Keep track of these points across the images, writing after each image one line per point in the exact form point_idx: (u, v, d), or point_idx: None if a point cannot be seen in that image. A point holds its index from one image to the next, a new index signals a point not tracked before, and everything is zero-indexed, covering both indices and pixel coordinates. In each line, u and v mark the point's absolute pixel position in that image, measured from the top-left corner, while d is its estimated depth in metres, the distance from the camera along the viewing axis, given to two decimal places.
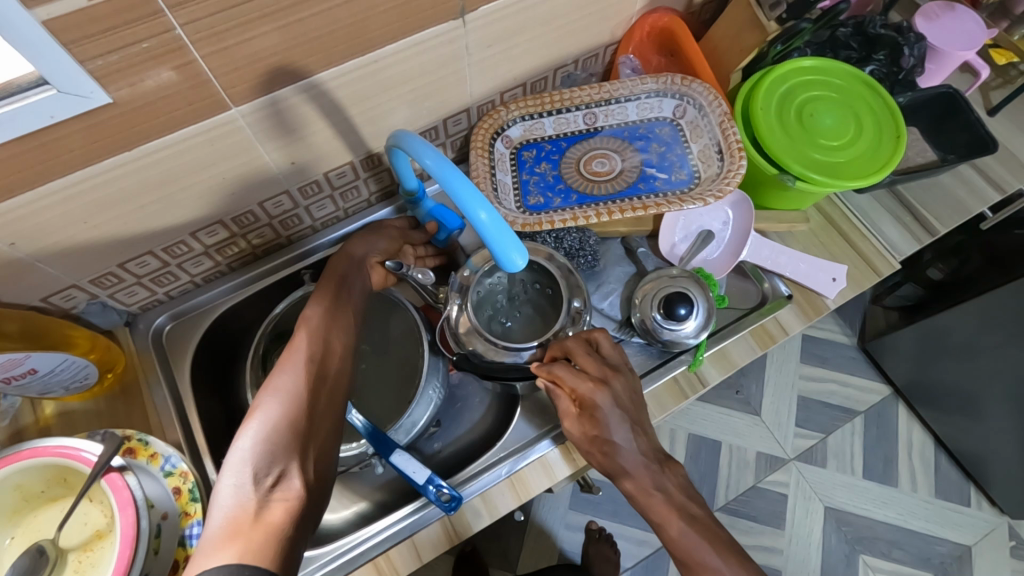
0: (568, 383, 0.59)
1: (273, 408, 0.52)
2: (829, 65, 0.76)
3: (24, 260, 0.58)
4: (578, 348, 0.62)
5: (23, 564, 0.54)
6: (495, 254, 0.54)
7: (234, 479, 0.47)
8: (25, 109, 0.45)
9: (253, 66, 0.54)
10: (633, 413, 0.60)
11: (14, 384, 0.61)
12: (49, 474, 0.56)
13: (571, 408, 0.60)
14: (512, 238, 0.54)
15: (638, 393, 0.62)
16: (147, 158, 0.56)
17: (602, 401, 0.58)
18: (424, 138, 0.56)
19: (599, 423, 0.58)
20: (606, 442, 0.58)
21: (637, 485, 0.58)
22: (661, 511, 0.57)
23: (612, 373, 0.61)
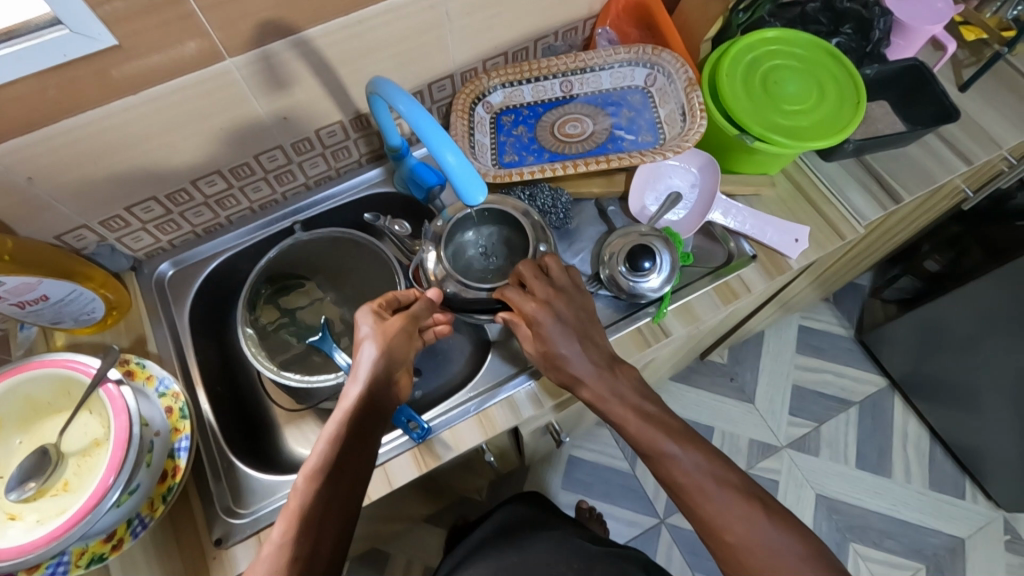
0: (517, 304, 0.65)
1: (285, 521, 0.51)
2: (790, 34, 0.80)
3: (41, 196, 0.65)
4: (528, 273, 0.67)
5: (30, 462, 0.60)
6: (459, 193, 0.60)
7: None
8: (41, 46, 0.51)
9: (245, 20, 0.60)
10: (580, 330, 0.65)
11: (27, 310, 0.67)
12: (55, 386, 0.63)
13: (527, 332, 0.65)
14: (476, 178, 0.59)
15: (585, 308, 0.67)
16: (150, 104, 0.63)
17: (547, 319, 0.63)
18: (393, 82, 0.61)
19: (547, 339, 0.63)
20: (556, 356, 0.63)
21: (593, 394, 0.63)
22: (619, 414, 0.62)
23: (557, 294, 0.66)
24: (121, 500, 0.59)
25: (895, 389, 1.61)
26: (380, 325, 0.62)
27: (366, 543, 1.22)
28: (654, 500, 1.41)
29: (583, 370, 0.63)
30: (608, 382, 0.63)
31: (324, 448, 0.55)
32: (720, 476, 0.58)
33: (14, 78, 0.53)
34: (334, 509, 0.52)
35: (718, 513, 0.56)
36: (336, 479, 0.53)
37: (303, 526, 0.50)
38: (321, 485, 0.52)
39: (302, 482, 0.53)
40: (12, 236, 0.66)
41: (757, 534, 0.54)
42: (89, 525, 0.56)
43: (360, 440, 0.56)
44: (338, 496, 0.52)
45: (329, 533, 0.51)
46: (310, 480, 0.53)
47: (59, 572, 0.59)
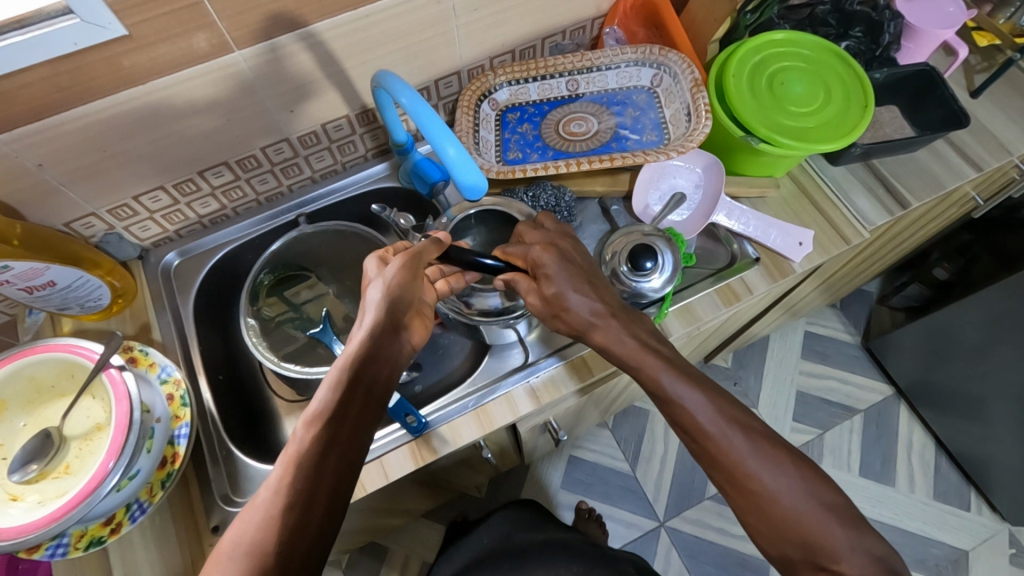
0: (518, 255, 0.65)
1: (286, 460, 0.50)
2: (799, 37, 0.80)
3: (51, 183, 0.66)
4: (526, 228, 0.68)
5: (33, 444, 0.61)
6: (460, 187, 0.61)
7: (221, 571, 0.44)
8: (52, 34, 0.52)
9: (252, 12, 0.60)
10: (582, 272, 0.65)
11: (35, 295, 0.68)
12: (60, 369, 0.64)
13: (530, 283, 0.64)
14: (477, 172, 0.61)
15: (587, 256, 0.68)
16: (158, 94, 0.63)
17: (550, 260, 0.63)
18: (399, 77, 0.62)
19: (552, 281, 0.63)
20: (560, 301, 0.63)
21: (606, 334, 0.62)
22: (632, 352, 0.61)
23: (558, 240, 0.67)
24: (120, 485, 0.60)
25: (901, 397, 1.60)
26: (390, 269, 0.61)
27: (365, 536, 1.23)
28: (654, 502, 1.41)
29: (587, 315, 0.63)
30: (620, 321, 0.63)
31: (325, 395, 0.54)
32: (740, 419, 0.58)
33: (26, 66, 0.53)
34: (334, 455, 0.50)
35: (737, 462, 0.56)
36: (337, 425, 0.52)
37: (299, 472, 0.49)
38: (321, 431, 0.51)
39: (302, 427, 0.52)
40: (21, 222, 0.67)
41: (775, 484, 0.55)
42: (88, 508, 0.56)
43: (363, 388, 0.55)
44: (337, 441, 0.51)
45: (327, 480, 0.49)
46: (309, 426, 0.52)
47: (59, 553, 0.60)
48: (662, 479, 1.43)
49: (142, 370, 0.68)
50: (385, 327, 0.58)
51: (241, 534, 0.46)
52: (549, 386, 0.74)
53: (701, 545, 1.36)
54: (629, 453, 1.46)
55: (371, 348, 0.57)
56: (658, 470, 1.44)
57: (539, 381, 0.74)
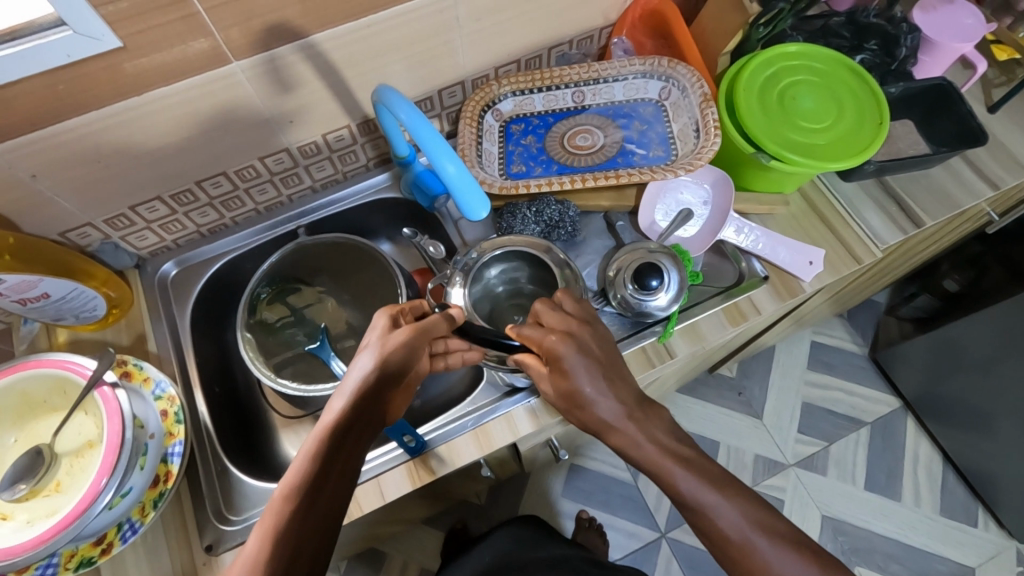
0: (533, 340, 0.60)
1: (260, 535, 0.48)
2: (813, 50, 0.78)
3: (45, 194, 0.65)
4: (544, 307, 0.62)
5: (24, 462, 0.60)
6: (460, 208, 0.60)
7: None
8: (44, 45, 0.51)
9: (250, 22, 0.59)
10: (603, 364, 0.60)
11: (29, 307, 0.67)
12: (52, 384, 0.63)
13: (545, 369, 0.61)
14: (476, 193, 0.59)
15: (605, 338, 0.62)
16: (154, 104, 0.62)
17: (568, 352, 0.58)
18: (398, 93, 0.60)
19: (568, 374, 0.59)
20: (578, 396, 0.59)
21: (624, 439, 0.58)
22: (633, 442, 0.58)
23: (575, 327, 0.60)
24: (112, 503, 0.59)
25: (908, 410, 1.57)
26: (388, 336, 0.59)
27: (364, 543, 1.22)
28: (655, 512, 1.39)
29: (604, 412, 0.59)
30: (637, 422, 0.59)
31: (305, 465, 0.52)
32: (765, 523, 0.53)
33: (18, 77, 0.52)
34: (309, 533, 0.49)
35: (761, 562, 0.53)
36: (316, 499, 0.51)
37: (274, 550, 0.47)
38: (299, 504, 0.50)
39: (279, 498, 0.50)
40: (15, 233, 0.66)
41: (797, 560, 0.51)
42: (78, 529, 0.55)
43: (344, 458, 0.53)
44: (314, 517, 0.50)
45: (301, 557, 0.48)
46: (286, 499, 0.50)
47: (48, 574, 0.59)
48: (664, 489, 1.41)
49: (135, 386, 0.67)
50: (373, 396, 0.56)
51: None
52: (550, 406, 0.72)
53: (702, 557, 1.35)
54: (631, 462, 1.44)
55: (355, 416, 0.55)
56: None
57: (540, 401, 0.73)
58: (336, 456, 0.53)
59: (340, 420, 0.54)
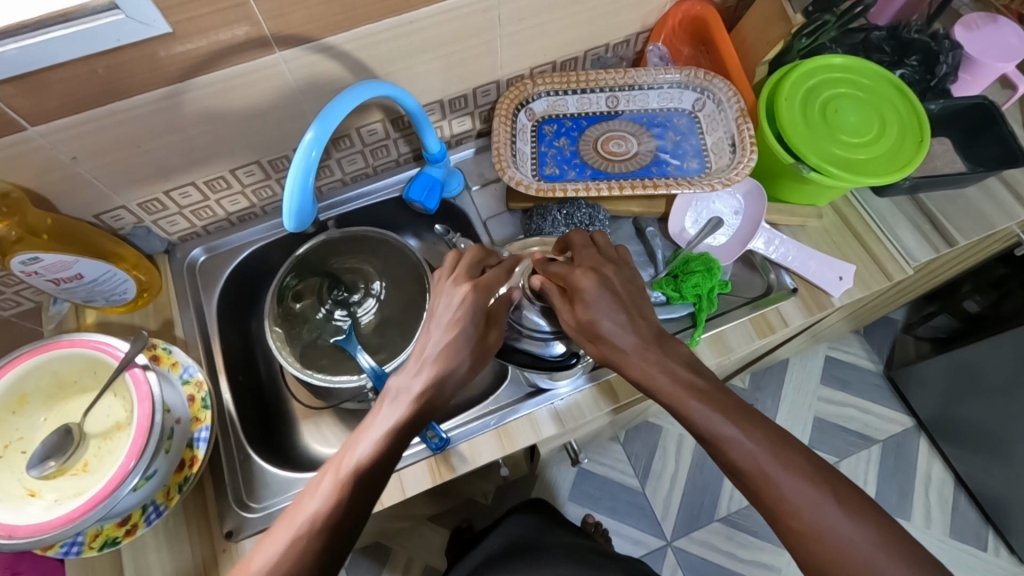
0: (558, 275, 0.60)
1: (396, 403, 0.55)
2: (858, 64, 0.78)
3: (84, 176, 0.66)
4: (578, 242, 0.63)
5: (53, 440, 0.60)
6: (296, 207, 0.60)
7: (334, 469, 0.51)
8: (97, 29, 0.52)
9: (296, 14, 0.59)
10: (626, 301, 0.59)
11: (62, 287, 0.68)
12: (83, 364, 0.64)
13: (563, 302, 0.60)
14: (300, 202, 0.60)
15: (634, 281, 0.61)
16: (194, 92, 0.62)
17: (589, 284, 0.58)
18: (399, 88, 0.67)
19: (589, 307, 0.57)
20: (597, 328, 0.57)
21: (631, 376, 0.57)
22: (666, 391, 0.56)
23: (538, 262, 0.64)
24: (139, 485, 0.59)
25: (921, 430, 1.54)
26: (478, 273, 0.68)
27: (372, 537, 1.21)
28: (662, 520, 1.38)
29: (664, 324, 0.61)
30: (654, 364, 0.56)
31: (321, 509, 0.47)
32: None
33: (66, 60, 0.53)
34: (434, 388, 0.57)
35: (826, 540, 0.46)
36: (329, 537, 0.46)
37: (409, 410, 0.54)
38: (312, 540, 0.46)
39: (294, 534, 0.47)
40: (52, 213, 0.67)
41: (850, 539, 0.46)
42: (107, 509, 0.56)
43: (369, 502, 0.49)
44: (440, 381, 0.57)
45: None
46: (302, 534, 0.46)
47: (73, 552, 0.60)
48: (671, 498, 1.40)
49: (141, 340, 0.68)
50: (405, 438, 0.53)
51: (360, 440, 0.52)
52: (572, 410, 0.73)
53: (707, 567, 1.34)
54: (640, 469, 1.43)
55: (382, 459, 0.50)
56: (668, 488, 1.41)
57: (566, 404, 0.73)
58: (359, 497, 0.48)
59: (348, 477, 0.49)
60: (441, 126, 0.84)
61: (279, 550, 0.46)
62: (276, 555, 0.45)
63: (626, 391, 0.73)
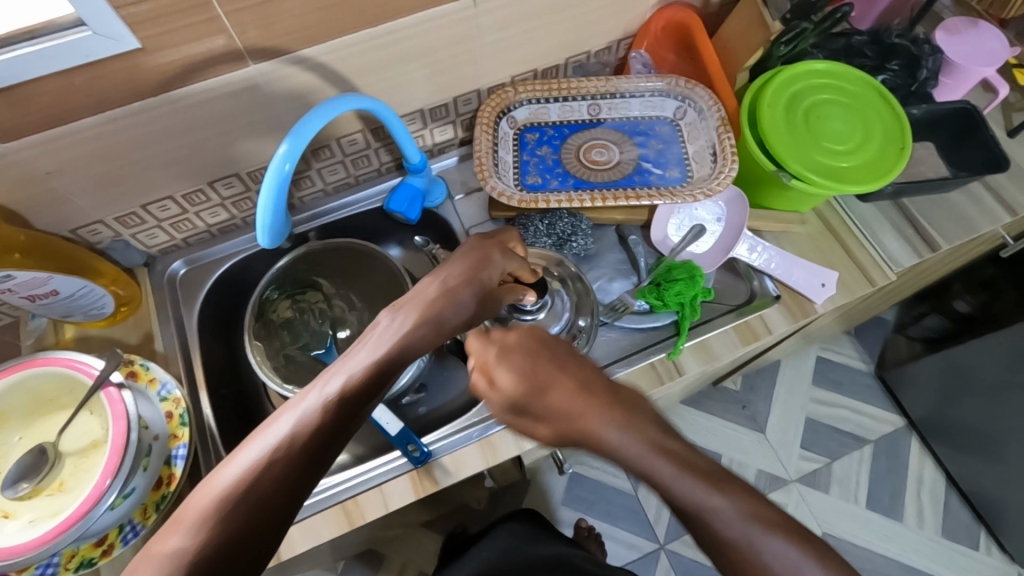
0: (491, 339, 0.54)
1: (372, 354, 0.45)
2: (841, 70, 0.78)
3: (57, 191, 0.65)
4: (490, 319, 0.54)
5: (27, 461, 0.60)
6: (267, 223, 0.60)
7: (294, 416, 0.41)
8: (64, 45, 0.51)
9: (270, 27, 0.58)
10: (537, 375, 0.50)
11: (38, 303, 0.68)
12: (57, 383, 0.63)
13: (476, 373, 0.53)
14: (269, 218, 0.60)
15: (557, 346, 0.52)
16: (168, 106, 0.62)
17: (514, 359, 0.51)
18: (359, 95, 0.63)
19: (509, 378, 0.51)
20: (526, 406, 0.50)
21: None
22: None
23: (491, 248, 0.57)
24: (115, 504, 0.59)
25: (913, 430, 1.54)
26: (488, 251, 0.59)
27: (364, 545, 1.21)
28: (654, 524, 1.38)
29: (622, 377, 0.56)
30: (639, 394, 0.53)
31: (301, 428, 0.40)
32: None
33: (35, 76, 0.52)
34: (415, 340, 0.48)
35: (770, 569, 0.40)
36: (307, 462, 0.40)
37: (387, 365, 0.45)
38: (287, 466, 0.39)
39: (267, 454, 0.39)
40: (26, 229, 0.66)
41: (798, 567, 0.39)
42: (81, 531, 0.55)
43: (351, 421, 0.42)
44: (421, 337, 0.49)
45: (279, 519, 0.39)
46: (280, 459, 0.39)
47: (48, 574, 0.59)
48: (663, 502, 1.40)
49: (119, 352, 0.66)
50: (397, 364, 0.46)
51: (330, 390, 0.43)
52: None
53: (700, 570, 1.34)
54: None
55: (371, 381, 0.44)
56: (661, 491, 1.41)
57: None
58: (344, 420, 0.42)
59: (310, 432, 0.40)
60: (423, 135, 0.83)
61: (249, 466, 0.39)
62: (247, 474, 0.39)
63: None
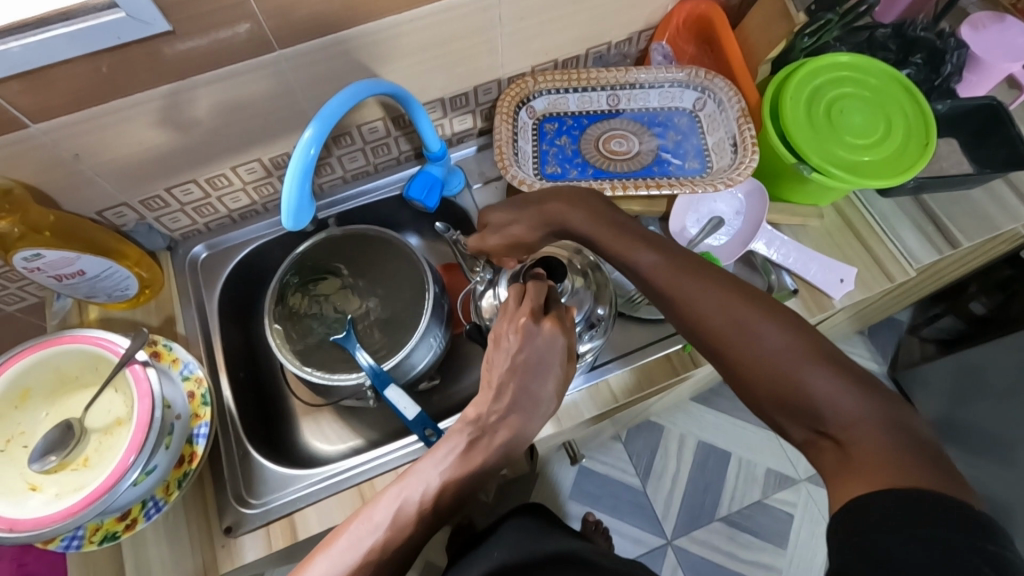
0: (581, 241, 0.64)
1: (447, 469, 0.55)
2: (866, 64, 0.77)
3: (85, 172, 0.66)
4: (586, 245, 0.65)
5: (54, 435, 0.61)
6: (289, 205, 0.60)
7: (379, 517, 0.53)
8: (97, 27, 0.52)
9: (297, 12, 0.59)
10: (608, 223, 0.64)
11: (65, 283, 0.69)
12: (84, 360, 0.65)
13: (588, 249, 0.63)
14: (293, 200, 0.59)
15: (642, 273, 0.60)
16: (195, 90, 0.63)
17: (576, 217, 0.65)
18: (391, 85, 0.64)
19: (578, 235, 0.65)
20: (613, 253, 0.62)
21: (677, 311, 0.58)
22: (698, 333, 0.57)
23: (580, 200, 0.66)
24: (139, 479, 0.60)
25: None
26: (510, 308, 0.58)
27: None
28: (663, 519, 1.38)
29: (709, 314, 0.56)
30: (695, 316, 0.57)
31: (389, 537, 0.51)
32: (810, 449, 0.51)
33: (69, 58, 0.53)
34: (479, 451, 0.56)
35: (812, 398, 0.49)
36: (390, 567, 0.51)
37: (459, 481, 0.55)
38: (376, 566, 0.50)
39: (360, 556, 0.50)
40: (54, 210, 0.68)
41: (834, 397, 0.49)
42: (107, 504, 0.57)
43: (425, 532, 0.53)
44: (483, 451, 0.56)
45: None
46: (372, 559, 0.50)
47: (73, 546, 0.61)
48: (672, 497, 1.40)
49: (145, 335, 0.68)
50: (465, 476, 0.55)
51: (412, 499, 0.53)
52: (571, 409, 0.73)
53: (707, 566, 1.34)
54: (642, 468, 1.43)
55: (442, 497, 0.54)
56: (669, 487, 1.41)
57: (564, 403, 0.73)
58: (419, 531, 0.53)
59: (392, 543, 0.51)
60: (442, 124, 0.84)
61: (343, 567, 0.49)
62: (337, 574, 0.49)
63: (624, 391, 0.74)
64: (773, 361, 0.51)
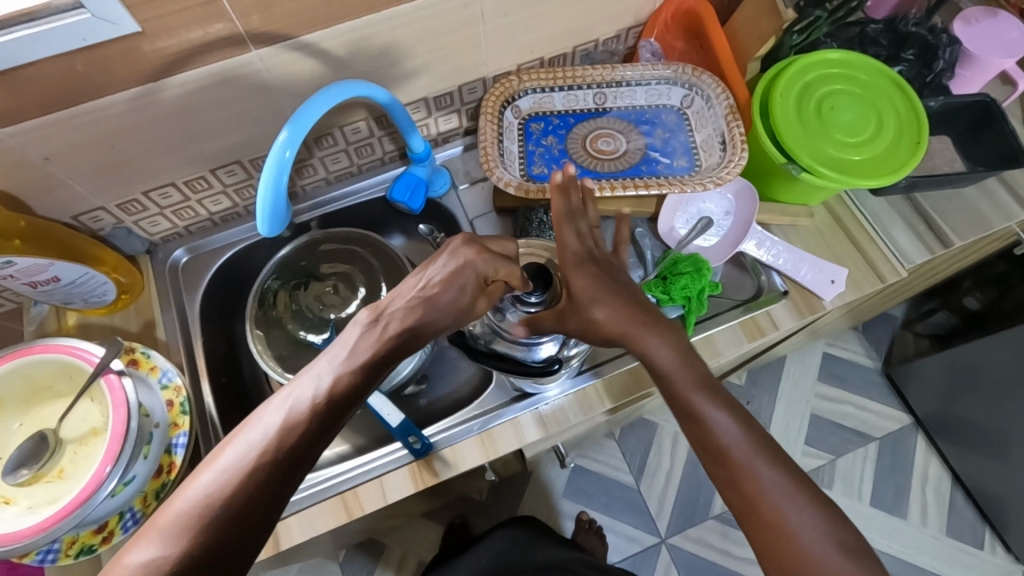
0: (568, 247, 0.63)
1: (342, 369, 0.50)
2: (857, 60, 0.76)
3: (57, 176, 0.64)
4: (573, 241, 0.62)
5: (28, 447, 0.60)
6: (264, 208, 0.58)
7: (273, 417, 0.46)
8: (61, 28, 0.50)
9: (271, 11, 0.57)
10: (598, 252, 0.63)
11: (39, 289, 0.67)
12: (58, 369, 0.63)
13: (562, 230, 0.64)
14: (270, 203, 0.58)
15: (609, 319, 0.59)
16: (168, 92, 0.61)
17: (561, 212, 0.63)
18: (366, 84, 0.62)
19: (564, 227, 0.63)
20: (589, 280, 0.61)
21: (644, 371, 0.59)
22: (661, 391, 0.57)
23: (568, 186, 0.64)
24: (115, 491, 0.59)
25: (919, 428, 1.51)
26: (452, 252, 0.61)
27: (364, 534, 1.21)
28: (656, 517, 1.38)
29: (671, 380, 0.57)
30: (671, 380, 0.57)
31: (284, 433, 0.45)
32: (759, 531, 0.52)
33: (33, 59, 0.51)
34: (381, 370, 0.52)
35: (796, 531, 0.49)
36: (285, 468, 0.44)
37: (359, 377, 0.50)
38: (267, 471, 0.43)
39: (251, 458, 0.43)
40: (26, 215, 0.66)
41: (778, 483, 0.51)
42: (81, 518, 0.55)
43: (325, 437, 0.47)
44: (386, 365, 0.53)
45: (260, 515, 0.42)
46: (262, 460, 0.43)
47: (48, 559, 0.60)
48: (665, 496, 1.39)
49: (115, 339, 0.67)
50: (366, 380, 0.50)
51: (304, 398, 0.47)
52: (558, 415, 0.72)
53: (701, 564, 1.33)
54: (635, 466, 1.42)
55: (341, 395, 0.48)
56: (663, 485, 1.40)
57: (551, 409, 0.72)
58: (321, 431, 0.46)
59: (289, 438, 0.45)
60: (427, 124, 0.82)
61: (228, 471, 0.43)
62: (222, 483, 0.42)
63: (611, 396, 0.72)
64: (730, 441, 0.53)
